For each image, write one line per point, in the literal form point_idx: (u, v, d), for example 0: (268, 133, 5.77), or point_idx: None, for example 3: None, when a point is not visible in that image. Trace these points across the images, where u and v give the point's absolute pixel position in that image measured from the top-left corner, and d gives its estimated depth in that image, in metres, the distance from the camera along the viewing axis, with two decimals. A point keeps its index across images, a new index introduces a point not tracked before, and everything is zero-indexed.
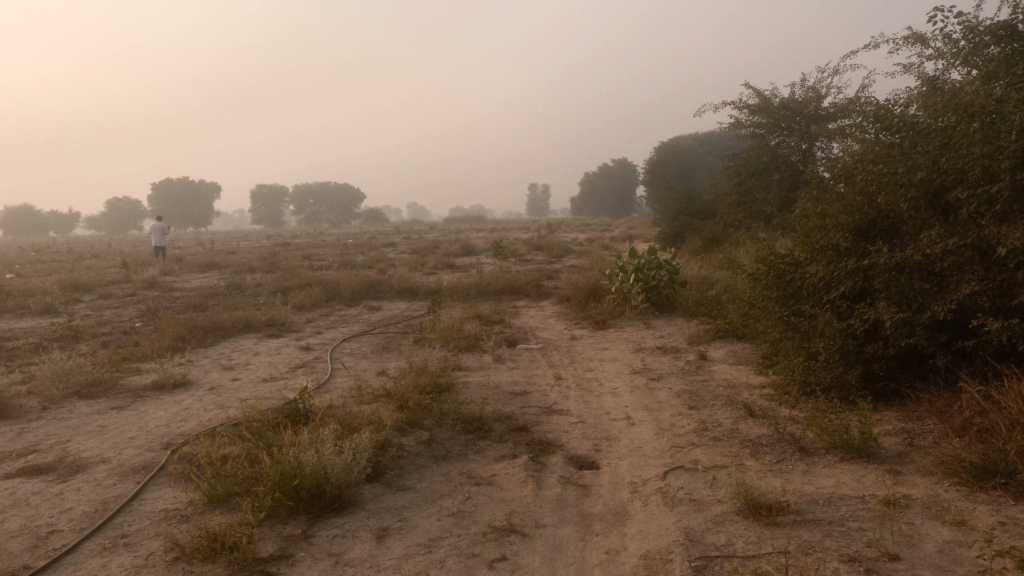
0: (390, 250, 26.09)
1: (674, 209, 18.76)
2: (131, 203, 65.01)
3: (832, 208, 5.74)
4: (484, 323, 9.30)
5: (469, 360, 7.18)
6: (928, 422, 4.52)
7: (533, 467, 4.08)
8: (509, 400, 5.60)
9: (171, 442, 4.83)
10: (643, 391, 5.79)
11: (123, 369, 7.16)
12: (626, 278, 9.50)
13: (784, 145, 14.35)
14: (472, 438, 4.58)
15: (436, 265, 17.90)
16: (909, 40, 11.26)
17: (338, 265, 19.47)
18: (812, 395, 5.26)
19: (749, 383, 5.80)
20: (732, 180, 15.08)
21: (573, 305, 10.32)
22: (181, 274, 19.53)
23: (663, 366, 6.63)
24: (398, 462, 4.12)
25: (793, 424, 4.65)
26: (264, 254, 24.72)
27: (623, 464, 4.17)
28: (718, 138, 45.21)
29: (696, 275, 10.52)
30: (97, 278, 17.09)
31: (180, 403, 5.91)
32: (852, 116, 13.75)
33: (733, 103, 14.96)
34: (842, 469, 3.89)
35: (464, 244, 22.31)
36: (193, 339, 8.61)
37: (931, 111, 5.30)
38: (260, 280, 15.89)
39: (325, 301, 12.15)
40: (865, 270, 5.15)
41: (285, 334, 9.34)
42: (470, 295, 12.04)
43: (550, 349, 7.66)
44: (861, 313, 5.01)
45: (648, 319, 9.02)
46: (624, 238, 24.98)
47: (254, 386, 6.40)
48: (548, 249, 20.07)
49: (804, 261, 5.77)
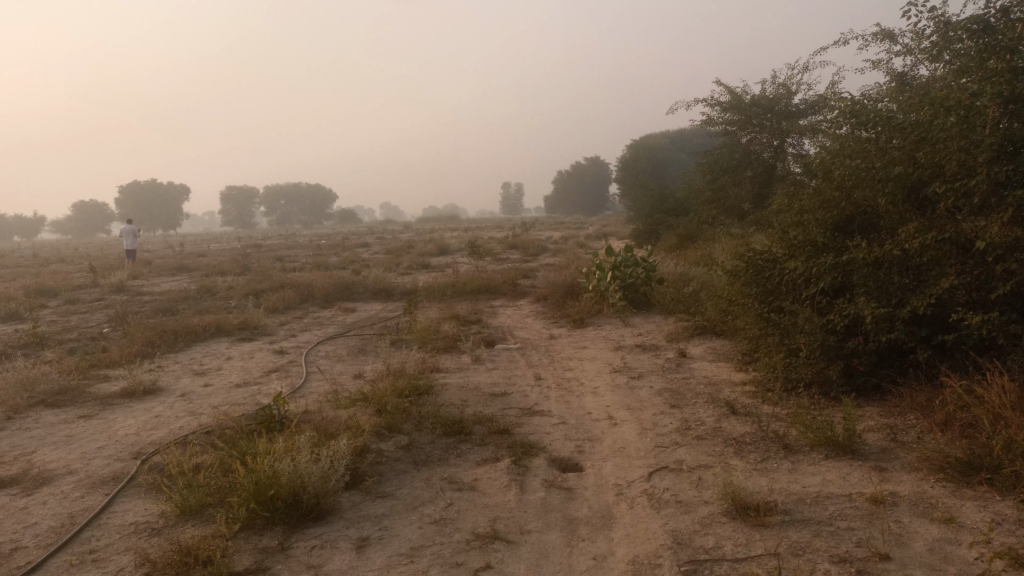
0: (364, 250, 25.87)
1: (649, 206, 18.79)
2: (98, 206, 63.86)
3: (810, 204, 5.72)
4: (461, 323, 9.20)
5: (447, 361, 7.09)
6: (910, 417, 4.51)
7: (515, 470, 4.00)
8: (488, 402, 5.51)
9: (142, 451, 4.68)
10: (624, 389, 5.74)
11: (91, 376, 6.96)
12: (604, 276, 9.45)
13: (756, 142, 14.37)
14: (453, 442, 4.49)
15: (412, 265, 17.75)
16: (879, 37, 11.34)
17: (312, 266, 19.23)
18: (793, 391, 5.24)
19: (729, 380, 5.77)
20: (706, 177, 15.09)
21: (550, 303, 10.25)
22: (150, 277, 19.16)
23: (643, 364, 6.59)
24: (377, 468, 4.02)
25: (776, 421, 4.62)
26: (235, 256, 24.37)
27: (608, 465, 4.10)
28: (690, 136, 45.46)
29: (672, 272, 10.50)
30: (64, 283, 16.70)
31: (150, 410, 5.74)
32: (823, 113, 13.83)
33: (705, 100, 14.96)
34: (827, 467, 3.86)
35: (439, 243, 22.16)
36: (164, 344, 8.41)
37: (906, 105, 5.30)
38: (232, 283, 15.64)
39: (298, 303, 11.97)
40: (844, 266, 5.14)
41: (259, 337, 9.16)
42: (446, 295, 11.92)
43: (528, 349, 7.58)
44: (841, 308, 4.99)
45: (626, 317, 8.98)
46: (599, 236, 25.01)
47: (227, 392, 6.24)
48: (524, 248, 20.01)
49: (783, 256, 5.75)
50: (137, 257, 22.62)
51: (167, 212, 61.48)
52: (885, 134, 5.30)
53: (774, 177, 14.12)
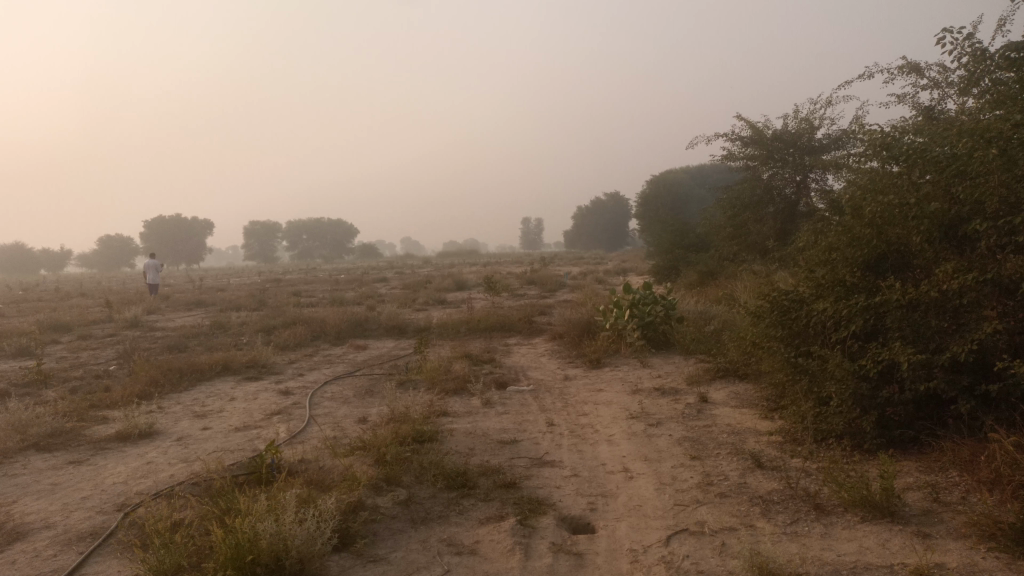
0: (382, 285, 25.77)
1: (668, 242, 18.49)
2: (122, 240, 64.54)
3: (838, 241, 5.40)
4: (473, 363, 8.90)
5: (456, 404, 6.79)
6: (953, 474, 4.14)
7: (521, 531, 3.67)
8: (496, 450, 5.19)
9: (126, 503, 4.40)
10: (641, 438, 5.39)
11: (88, 419, 6.73)
12: (621, 314, 9.12)
13: (778, 177, 14.05)
14: (455, 497, 4.17)
15: (427, 301, 17.52)
16: (905, 69, 11.09)
17: (327, 302, 19.06)
18: (824, 442, 4.88)
19: (754, 429, 5.41)
20: (727, 213, 14.82)
21: (565, 342, 9.93)
22: (166, 312, 19.08)
23: (662, 409, 6.24)
24: (371, 527, 3.71)
25: (805, 476, 4.26)
26: (255, 290, 24.33)
27: (622, 526, 3.76)
28: (711, 171, 45.25)
29: (693, 310, 10.16)
30: (80, 318, 16.65)
31: (143, 456, 5.48)
32: (847, 147, 13.53)
33: (725, 135, 14.72)
34: (864, 532, 3.50)
35: (456, 279, 21.95)
36: (168, 382, 8.20)
37: (941, 138, 4.98)
38: (246, 318, 15.48)
39: (310, 340, 11.73)
40: (876, 308, 4.80)
41: (266, 376, 8.92)
42: (460, 332, 11.65)
43: (542, 391, 7.26)
44: (873, 354, 4.64)
45: (645, 357, 8.64)
46: (619, 272, 24.71)
47: (224, 436, 5.97)
48: (541, 283, 19.75)
49: (810, 297, 5.41)
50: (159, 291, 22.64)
51: (190, 246, 62.04)
52: (919, 168, 4.99)
53: (797, 213, 13.84)
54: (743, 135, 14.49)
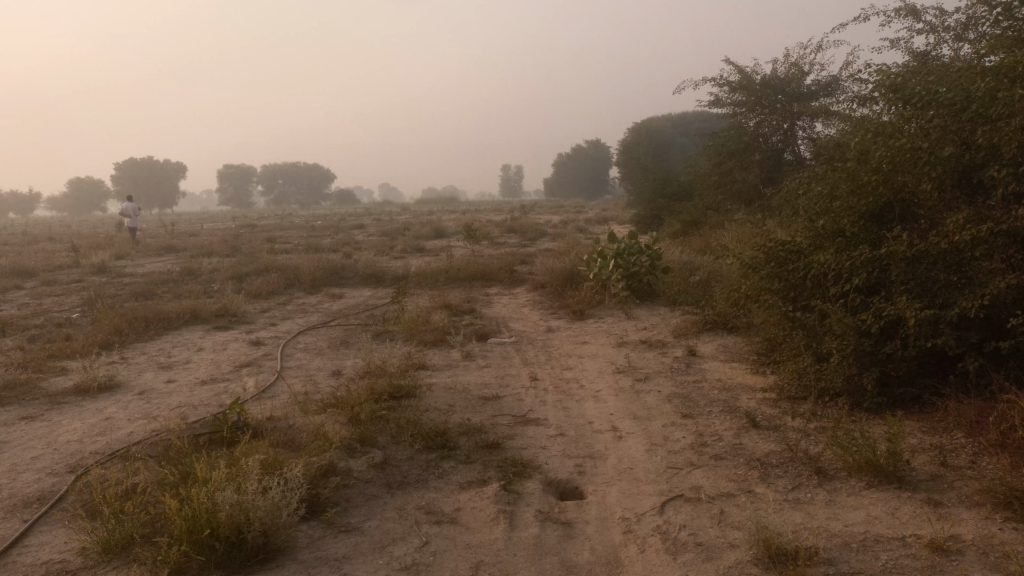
0: (359, 232, 25.25)
1: (650, 190, 18.15)
2: (93, 183, 62.80)
3: (842, 189, 5.09)
4: (453, 313, 8.58)
5: (435, 357, 6.50)
6: (958, 436, 3.95)
7: (505, 498, 3.42)
8: (478, 407, 4.92)
9: (80, 464, 4.09)
10: (629, 394, 5.14)
11: (46, 370, 6.36)
12: (605, 264, 8.82)
13: (765, 124, 13.68)
14: (434, 459, 3.90)
15: (405, 249, 17.11)
16: (902, 12, 10.70)
17: (302, 249, 18.60)
18: (822, 400, 4.65)
19: (747, 386, 5.19)
20: (712, 161, 14.44)
21: (548, 293, 9.65)
22: (136, 257, 18.51)
23: (650, 364, 5.99)
24: (343, 493, 3.44)
25: (805, 436, 4.04)
26: (227, 236, 23.69)
27: (613, 492, 3.52)
28: (693, 118, 44.66)
29: (677, 260, 9.88)
30: (46, 262, 16.08)
31: (102, 412, 5.15)
32: (837, 94, 13.20)
33: (712, 79, 14.32)
34: (870, 499, 3.29)
35: (435, 226, 21.51)
36: (133, 331, 7.82)
37: (958, 79, 4.64)
38: (219, 265, 15.03)
39: (283, 288, 11.34)
40: (881, 260, 4.52)
41: (236, 325, 8.55)
42: (439, 281, 11.33)
43: (524, 344, 6.99)
44: (876, 308, 4.39)
45: (630, 308, 8.38)
46: (600, 221, 24.37)
47: (190, 390, 5.65)
48: (522, 232, 19.41)
49: (809, 249, 5.11)
50: (135, 235, 22.01)
51: (164, 191, 60.62)
52: (930, 111, 4.65)
53: (782, 162, 13.57)
54: (730, 80, 14.07)
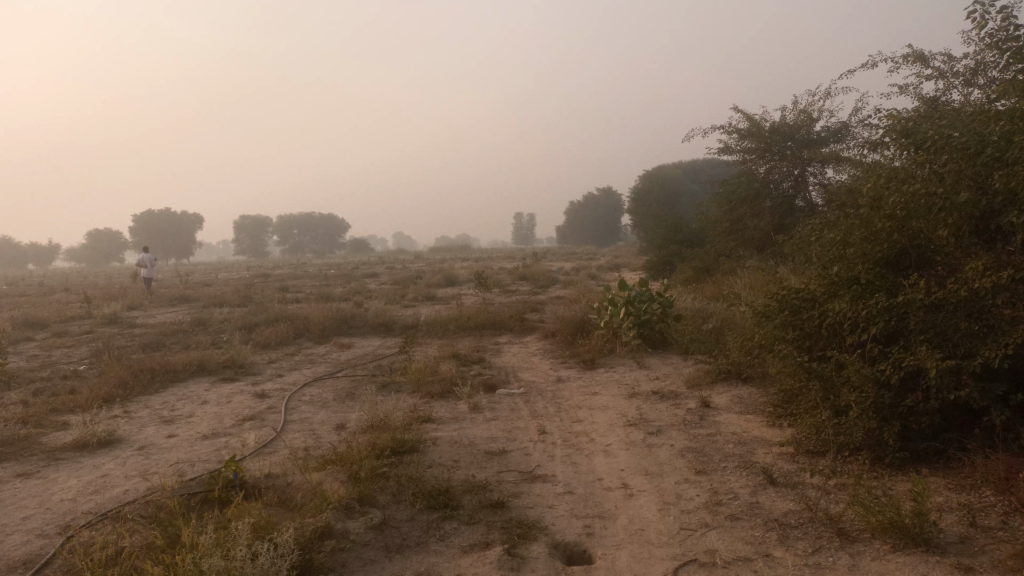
0: (372, 281, 25.27)
1: (662, 237, 18.08)
2: (112, 234, 63.64)
3: (855, 236, 4.96)
4: (462, 363, 8.45)
5: (441, 409, 6.36)
6: (987, 494, 3.75)
7: (508, 563, 3.25)
8: (484, 463, 4.76)
9: (71, 524, 3.95)
10: (640, 448, 4.97)
11: (47, 425, 6.26)
12: (616, 312, 8.68)
13: (776, 171, 13.64)
14: (436, 519, 3.74)
15: (416, 297, 17.05)
16: (909, 58, 10.70)
17: (314, 298, 18.59)
18: (841, 455, 4.47)
19: (763, 439, 5.00)
20: (723, 207, 14.38)
21: (558, 342, 9.51)
22: (149, 308, 18.55)
23: (661, 416, 5.81)
24: (339, 558, 3.28)
25: (825, 494, 3.85)
26: (240, 286, 23.77)
27: (623, 556, 3.35)
28: (704, 165, 44.87)
29: (690, 307, 9.74)
30: (59, 314, 16.14)
31: (99, 468, 5.03)
32: (847, 140, 13.17)
33: (721, 127, 14.37)
34: (896, 564, 3.09)
35: (447, 274, 21.48)
36: (138, 384, 7.73)
37: (971, 123, 4.55)
38: (229, 315, 15.02)
39: (292, 338, 11.26)
40: (899, 308, 4.38)
41: (242, 377, 8.44)
42: (448, 330, 11.22)
43: (533, 394, 6.83)
44: (896, 358, 4.23)
45: (641, 357, 8.22)
46: (613, 268, 24.30)
47: (190, 445, 5.53)
48: (533, 279, 19.33)
49: (823, 297, 4.97)
50: (151, 285, 22.15)
51: (180, 241, 61.31)
52: (944, 156, 4.55)
53: (794, 208, 13.48)
54: (739, 127, 14.10)
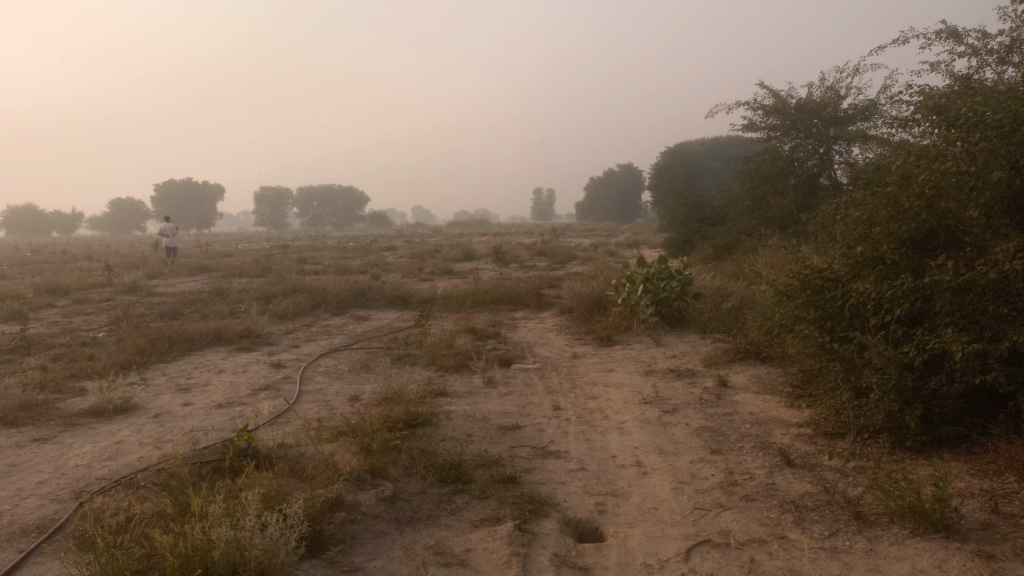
0: (390, 254, 25.27)
1: (682, 215, 17.89)
2: (134, 203, 64.15)
3: (882, 215, 4.84)
4: (477, 337, 8.41)
5: (456, 383, 6.33)
6: (1011, 480, 3.67)
7: (519, 539, 3.21)
8: (497, 437, 4.73)
9: (84, 490, 3.97)
10: (655, 426, 4.91)
11: (64, 391, 6.31)
12: (634, 289, 8.59)
13: (801, 149, 13.40)
14: (447, 493, 3.71)
15: (434, 271, 17.03)
16: (942, 34, 10.42)
17: (332, 270, 18.62)
18: (861, 437, 4.39)
19: (781, 420, 4.93)
20: (745, 185, 14.18)
21: (575, 318, 9.45)
22: (169, 277, 18.69)
23: (678, 394, 5.75)
24: (349, 530, 3.27)
25: (843, 477, 3.78)
26: (259, 257, 23.88)
27: (635, 534, 3.30)
28: (727, 143, 44.31)
29: (709, 285, 9.63)
30: (80, 281, 16.28)
31: (114, 435, 5.06)
32: (875, 118, 12.89)
33: (746, 103, 14.12)
34: (915, 549, 3.03)
35: (465, 248, 21.43)
36: (156, 352, 7.77)
37: (1007, 99, 4.39)
38: (248, 285, 15.09)
39: (309, 309, 11.29)
40: (925, 289, 4.27)
41: (258, 347, 8.47)
42: (465, 304, 11.18)
43: (548, 370, 6.79)
44: (920, 341, 4.13)
45: (658, 335, 8.15)
46: (632, 245, 24.13)
47: (205, 413, 5.54)
48: (552, 255, 19.23)
49: (846, 277, 4.86)
50: (172, 255, 22.31)
51: (201, 211, 61.68)
52: (976, 133, 4.41)
53: (818, 186, 13.25)
54: (764, 104, 13.86)
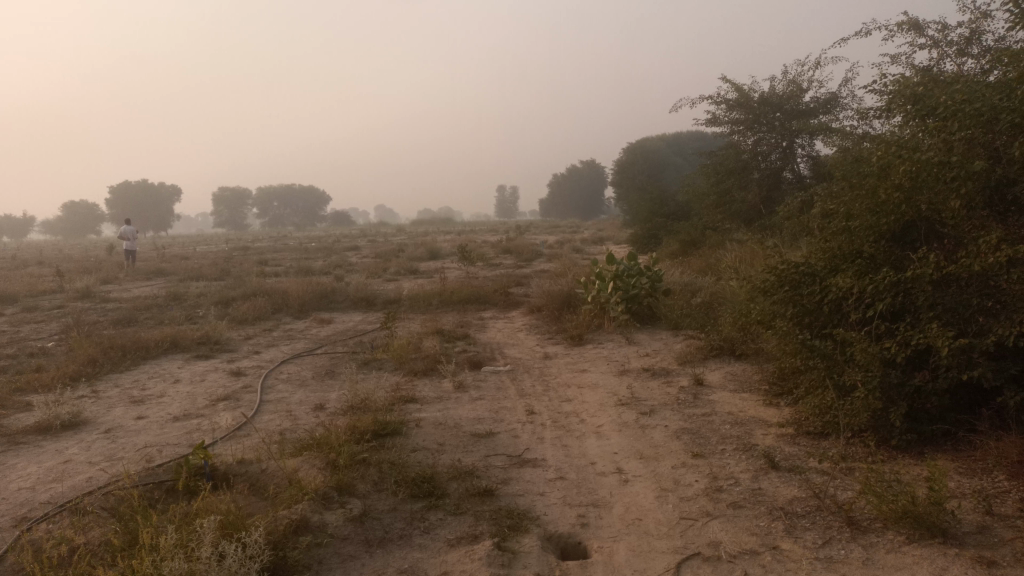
0: (353, 254, 24.86)
1: (647, 210, 17.83)
2: (88, 206, 62.52)
3: (859, 208, 4.73)
4: (445, 339, 8.18)
5: (425, 387, 6.11)
6: (1001, 479, 3.56)
7: (498, 559, 3.02)
8: (470, 446, 4.52)
9: (26, 517, 3.68)
10: (633, 430, 4.75)
11: (9, 406, 5.95)
12: (604, 286, 8.43)
13: (765, 142, 13.38)
14: (420, 509, 3.50)
15: (399, 271, 16.72)
16: (904, 27, 10.45)
17: (293, 272, 18.21)
18: (844, 437, 4.27)
19: (761, 420, 4.79)
20: (710, 179, 14.15)
21: (544, 317, 9.28)
22: (124, 282, 18.09)
23: (654, 395, 5.60)
24: (315, 556, 3.04)
25: (830, 480, 3.65)
26: (218, 259, 23.32)
27: (621, 549, 3.13)
28: (688, 139, 44.56)
29: (678, 281, 9.51)
30: (30, 288, 15.68)
31: (62, 453, 4.74)
32: (837, 111, 12.91)
33: (710, 97, 14.07)
34: (913, 557, 2.90)
35: (430, 248, 21.15)
36: (108, 362, 7.41)
37: (987, 88, 4.30)
38: (206, 289, 14.65)
39: (270, 313, 10.94)
40: (906, 283, 4.16)
41: (217, 354, 8.14)
42: (432, 305, 10.95)
43: (520, 372, 6.61)
44: (903, 336, 4.03)
45: (630, 333, 8.00)
46: (598, 241, 24.05)
47: (159, 427, 5.25)
48: (518, 252, 19.05)
49: (825, 271, 4.74)
50: (132, 259, 21.65)
51: (158, 213, 60.31)
52: (954, 122, 4.31)
53: (782, 180, 13.23)
54: (728, 98, 13.78)
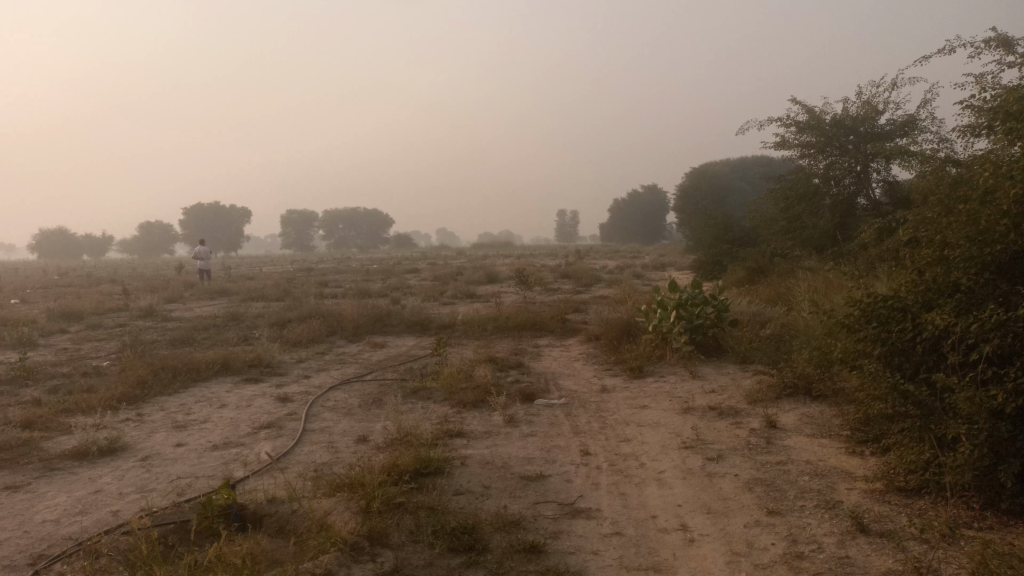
0: (412, 277, 24.80)
1: (712, 236, 17.21)
2: (163, 227, 64.58)
3: (957, 235, 4.18)
4: (498, 368, 7.83)
5: (473, 421, 5.75)
6: None
7: None
8: (519, 490, 4.14)
9: (45, 554, 3.46)
10: (699, 479, 4.30)
11: (52, 429, 5.83)
12: (666, 316, 7.95)
13: (837, 167, 12.67)
14: (457, 566, 3.13)
15: (456, 295, 16.49)
16: (992, 44, 9.77)
17: (352, 294, 18.21)
18: (947, 497, 3.73)
19: (846, 473, 4.28)
20: (779, 206, 13.53)
21: (603, 346, 8.84)
22: (188, 302, 18.34)
23: (722, 437, 5.12)
24: None
25: (933, 551, 3.14)
26: (281, 280, 23.55)
27: None
28: (754, 164, 43.50)
29: (745, 311, 8.96)
30: (97, 305, 16.00)
31: (94, 482, 4.55)
32: (915, 133, 12.16)
33: (779, 120, 13.51)
34: None
35: (488, 272, 20.89)
36: (157, 384, 7.28)
37: None
38: (265, 310, 14.69)
39: (325, 336, 10.77)
40: (1017, 321, 3.61)
41: (266, 378, 7.94)
42: (486, 331, 10.62)
43: (575, 407, 6.20)
44: (1014, 383, 3.49)
45: (694, 366, 7.50)
46: (659, 267, 23.44)
47: (197, 457, 5.03)
48: (577, 277, 18.65)
49: (918, 306, 4.21)
50: (203, 278, 22.06)
51: (228, 234, 61.94)
52: None
53: (856, 207, 12.52)
54: (798, 120, 13.21)
